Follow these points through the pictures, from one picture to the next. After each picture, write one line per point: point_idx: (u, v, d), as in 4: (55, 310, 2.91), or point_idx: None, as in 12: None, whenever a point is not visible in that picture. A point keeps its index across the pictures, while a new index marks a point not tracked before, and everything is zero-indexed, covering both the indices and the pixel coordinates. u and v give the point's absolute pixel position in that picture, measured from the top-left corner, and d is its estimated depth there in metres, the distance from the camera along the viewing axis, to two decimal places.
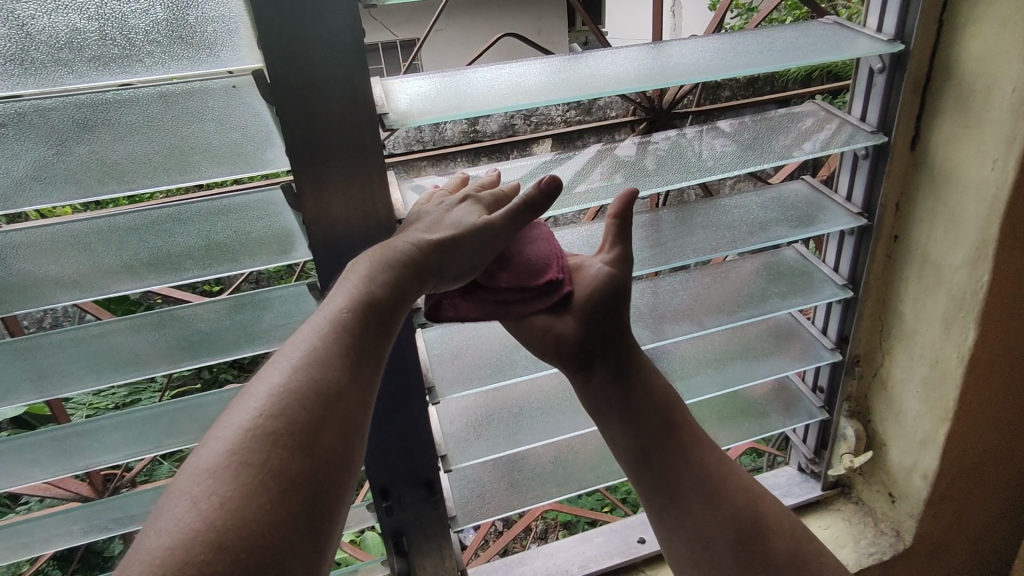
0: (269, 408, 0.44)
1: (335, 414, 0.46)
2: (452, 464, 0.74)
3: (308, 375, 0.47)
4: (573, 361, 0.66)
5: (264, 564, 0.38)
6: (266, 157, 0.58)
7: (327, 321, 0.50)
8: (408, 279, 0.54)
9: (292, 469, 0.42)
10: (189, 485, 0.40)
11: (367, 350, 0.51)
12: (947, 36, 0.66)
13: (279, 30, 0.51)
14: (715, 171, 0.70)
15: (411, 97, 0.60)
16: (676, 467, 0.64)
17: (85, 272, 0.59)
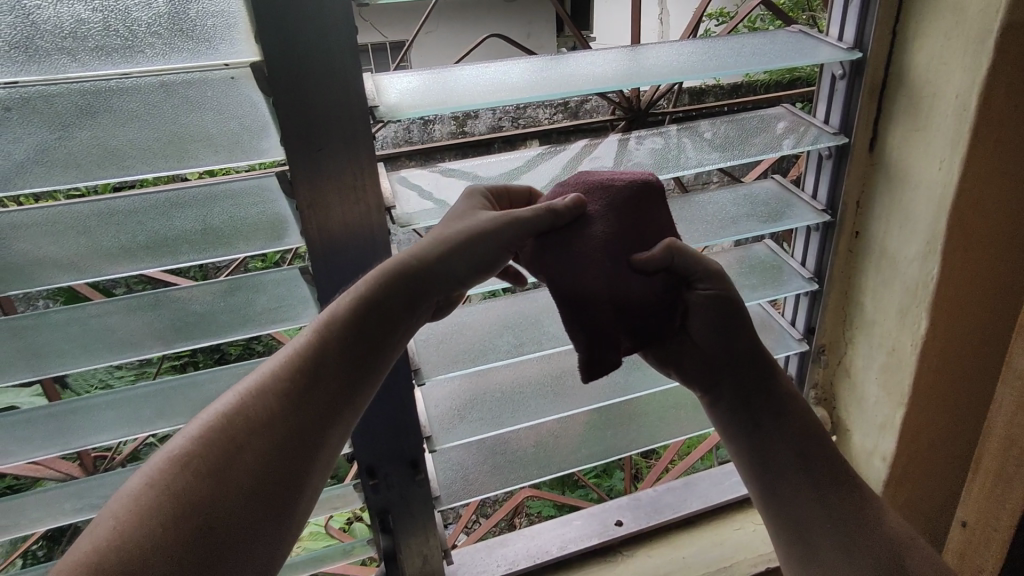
0: (205, 434, 0.52)
1: (280, 422, 0.54)
2: (436, 445, 0.78)
3: (251, 409, 0.54)
4: (703, 379, 0.72)
5: (198, 524, 0.47)
6: (261, 146, 0.61)
7: (279, 358, 0.58)
8: (377, 291, 0.58)
9: (204, 490, 0.49)
10: (113, 501, 0.48)
11: (322, 364, 0.58)
12: (901, 45, 0.71)
13: (274, 25, 0.54)
14: (691, 165, 0.74)
15: (401, 92, 0.63)
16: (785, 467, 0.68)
17: (83, 254, 0.61)
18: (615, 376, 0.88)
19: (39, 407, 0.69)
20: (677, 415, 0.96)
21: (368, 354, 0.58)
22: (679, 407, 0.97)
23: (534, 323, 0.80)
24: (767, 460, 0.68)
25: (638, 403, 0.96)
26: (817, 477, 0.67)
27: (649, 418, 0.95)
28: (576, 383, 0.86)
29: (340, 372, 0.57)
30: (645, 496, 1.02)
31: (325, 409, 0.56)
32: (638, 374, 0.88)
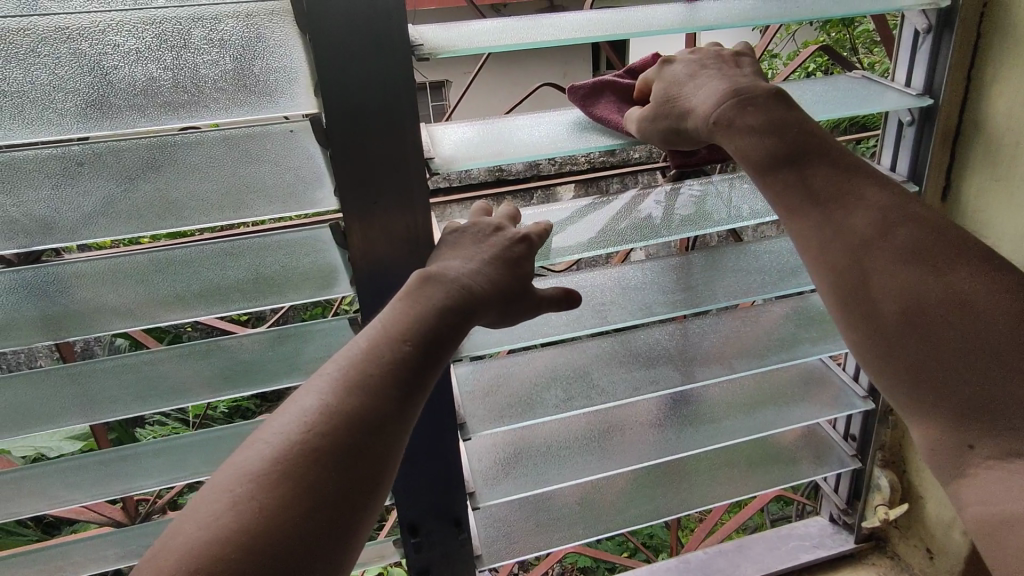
0: (315, 426, 0.46)
1: (382, 413, 0.47)
2: (480, 502, 0.74)
3: (357, 401, 0.47)
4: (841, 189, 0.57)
5: (310, 524, 0.42)
6: (316, 197, 0.61)
7: (374, 343, 0.50)
8: (463, 306, 0.55)
9: (326, 488, 0.44)
10: (229, 484, 0.43)
11: (422, 362, 0.51)
12: (977, 91, 0.67)
13: (335, 80, 0.54)
14: (715, 223, 0.74)
15: (454, 143, 0.63)
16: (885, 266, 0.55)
17: (141, 302, 0.62)
18: (666, 432, 0.84)
19: (90, 454, 0.69)
20: (730, 474, 0.91)
21: (453, 349, 0.53)
22: (732, 465, 0.91)
23: (583, 377, 0.77)
24: (880, 299, 0.55)
25: (689, 460, 0.91)
26: (966, 306, 0.53)
27: (701, 476, 0.90)
28: (624, 439, 0.82)
29: (422, 358, 0.51)
30: (696, 559, 0.96)
31: (413, 399, 0.50)
32: (689, 431, 0.84)
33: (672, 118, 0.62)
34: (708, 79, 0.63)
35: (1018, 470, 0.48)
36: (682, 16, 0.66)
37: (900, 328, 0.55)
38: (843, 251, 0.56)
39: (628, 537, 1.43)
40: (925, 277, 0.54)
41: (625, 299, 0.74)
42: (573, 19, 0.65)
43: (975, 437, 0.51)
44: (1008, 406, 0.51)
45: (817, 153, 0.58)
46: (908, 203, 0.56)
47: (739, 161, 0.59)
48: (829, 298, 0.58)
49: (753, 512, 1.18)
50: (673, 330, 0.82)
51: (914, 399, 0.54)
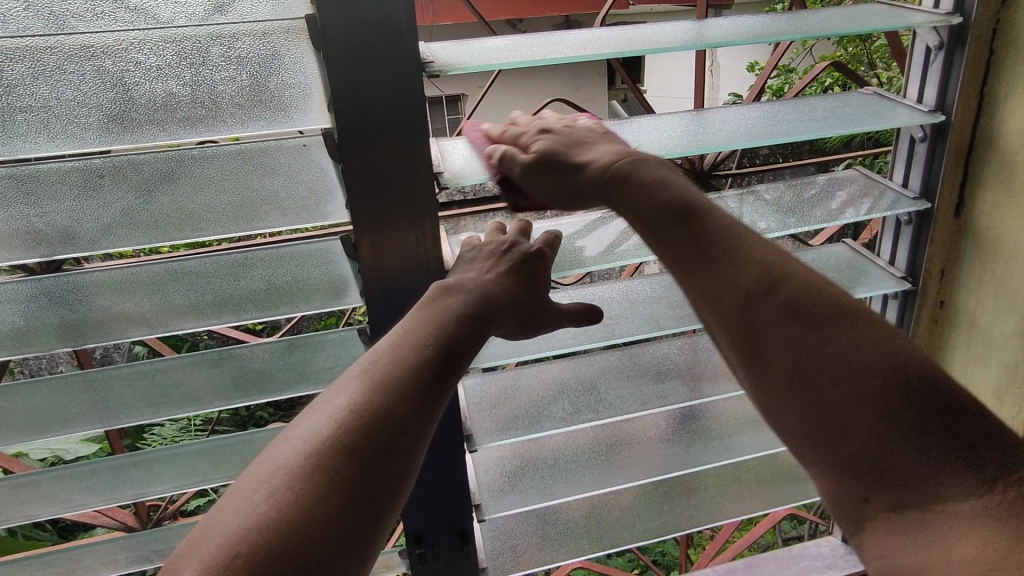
0: (344, 425, 0.47)
1: (407, 412, 0.49)
2: (486, 514, 0.75)
3: (383, 402, 0.48)
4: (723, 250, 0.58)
5: (341, 516, 0.43)
6: (327, 209, 0.62)
7: (397, 349, 0.52)
8: (482, 315, 0.57)
9: (355, 484, 0.44)
10: (269, 474, 0.44)
11: (443, 365, 0.52)
12: (990, 108, 0.67)
13: (348, 97, 0.55)
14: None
15: (464, 158, 0.64)
16: (771, 326, 0.55)
17: (156, 311, 0.63)
18: (674, 448, 0.83)
19: (103, 458, 0.71)
20: (740, 491, 0.90)
21: (469, 358, 0.55)
22: (742, 483, 0.90)
23: (591, 390, 0.77)
24: (772, 356, 0.55)
25: (698, 476, 0.90)
26: (851, 357, 0.51)
27: (709, 493, 0.89)
28: (631, 453, 0.82)
29: (442, 362, 0.52)
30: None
31: (434, 400, 0.51)
32: (697, 447, 0.83)
33: (550, 174, 0.63)
34: (597, 143, 0.66)
35: (911, 525, 0.47)
36: (691, 33, 0.67)
37: (791, 384, 0.54)
38: (731, 310, 0.56)
39: (637, 556, 1.41)
40: (806, 331, 0.53)
41: (632, 313, 0.75)
42: (583, 36, 0.65)
43: (871, 490, 0.50)
44: (897, 460, 0.49)
45: (702, 209, 0.60)
46: (790, 262, 0.56)
47: (635, 222, 0.62)
48: (733, 354, 0.58)
49: (764, 531, 1.16)
50: (682, 345, 0.82)
51: (813, 457, 0.53)
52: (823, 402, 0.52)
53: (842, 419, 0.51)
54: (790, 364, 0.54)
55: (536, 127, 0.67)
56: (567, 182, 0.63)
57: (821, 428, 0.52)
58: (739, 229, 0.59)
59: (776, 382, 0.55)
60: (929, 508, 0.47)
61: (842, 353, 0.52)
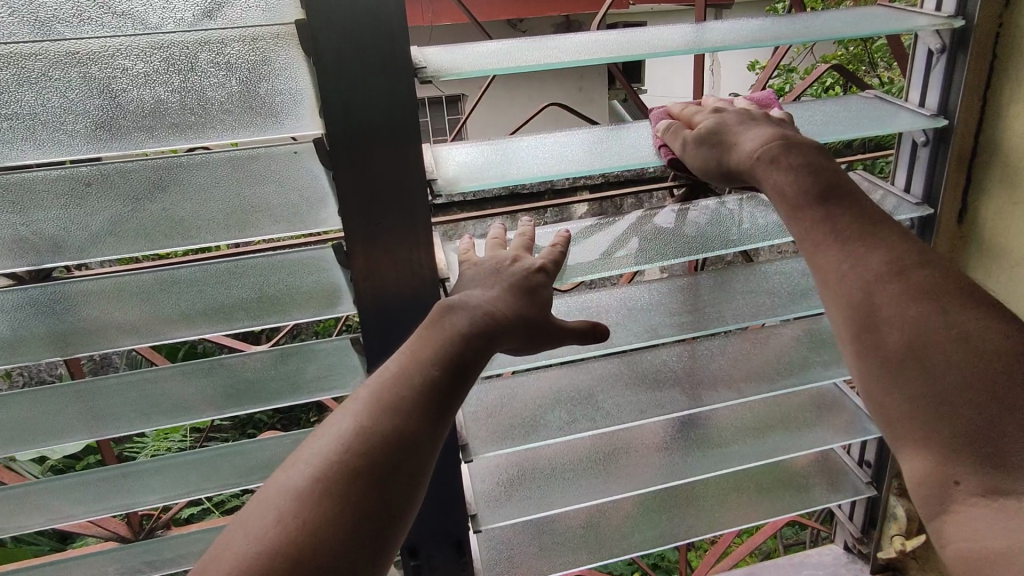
0: (351, 447, 0.42)
1: (416, 433, 0.44)
2: (482, 525, 0.73)
3: (392, 423, 0.43)
4: (856, 222, 0.53)
5: (347, 546, 0.38)
6: (320, 217, 0.61)
7: (403, 368, 0.46)
8: (497, 326, 0.51)
9: (366, 509, 0.40)
10: (275, 499, 0.39)
11: (454, 381, 0.47)
12: (993, 112, 0.66)
13: (339, 103, 0.54)
14: (724, 243, 0.73)
15: (459, 164, 0.63)
16: (891, 294, 0.50)
17: (145, 320, 0.62)
18: (673, 456, 0.82)
19: (93, 470, 0.70)
20: (740, 500, 0.89)
21: (479, 371, 0.49)
22: (743, 491, 0.89)
23: (588, 399, 0.76)
24: (886, 331, 0.50)
25: (698, 485, 0.89)
26: (974, 344, 0.47)
27: (709, 501, 0.88)
28: (630, 462, 0.81)
29: (454, 377, 0.47)
30: None
31: (444, 418, 0.46)
32: (697, 455, 0.82)
33: (709, 150, 0.60)
34: (744, 129, 0.61)
35: (1007, 511, 0.42)
36: (689, 37, 0.65)
37: (901, 360, 0.49)
38: (853, 282, 0.51)
39: (638, 564, 1.39)
40: (936, 316, 0.49)
41: (630, 320, 0.73)
42: (580, 40, 0.64)
43: (964, 469, 0.45)
44: (1010, 447, 0.44)
45: (852, 189, 0.55)
46: (925, 247, 0.52)
47: (773, 198, 0.57)
48: (841, 330, 0.53)
49: (765, 538, 1.15)
50: (681, 352, 0.81)
51: (912, 431, 0.48)
52: (942, 377, 0.47)
53: (953, 394, 0.47)
54: (908, 338, 0.49)
55: (713, 107, 0.65)
56: (720, 163, 0.60)
57: (935, 402, 0.47)
58: (874, 213, 0.54)
59: (887, 351, 0.50)
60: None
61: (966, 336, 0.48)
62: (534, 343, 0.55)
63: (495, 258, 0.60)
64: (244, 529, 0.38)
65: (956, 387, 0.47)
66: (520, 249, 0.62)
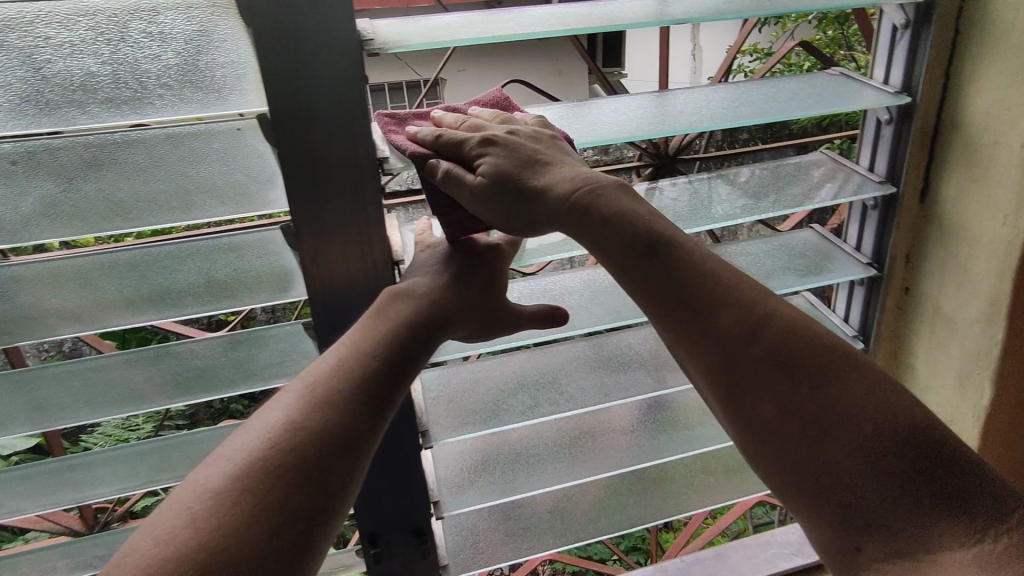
0: (280, 442, 0.41)
1: (349, 427, 0.43)
2: (445, 511, 0.73)
3: (322, 418, 0.42)
4: (665, 283, 0.50)
5: (268, 546, 0.37)
6: (269, 197, 0.59)
7: (342, 359, 0.46)
8: (438, 318, 0.51)
9: (292, 507, 0.39)
10: (193, 498, 0.38)
11: (391, 378, 0.46)
12: (955, 88, 0.65)
13: (280, 75, 0.51)
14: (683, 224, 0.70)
15: (411, 143, 0.60)
16: (751, 357, 0.48)
17: (86, 306, 0.59)
18: (639, 440, 0.81)
19: (37, 463, 0.67)
20: (707, 482, 0.89)
21: (418, 365, 0.48)
22: (710, 473, 0.89)
23: (552, 383, 0.75)
24: (761, 404, 0.47)
25: (665, 468, 0.89)
26: (840, 410, 0.45)
27: (676, 484, 0.88)
28: (597, 446, 0.80)
29: (391, 373, 0.46)
30: (672, 567, 0.95)
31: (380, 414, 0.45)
32: (662, 438, 0.82)
33: (503, 203, 0.53)
34: (553, 160, 0.55)
35: (907, 573, 0.41)
36: (652, 10, 0.63)
37: (779, 434, 0.46)
38: (712, 346, 0.49)
39: (612, 547, 1.40)
40: (798, 385, 0.47)
41: (594, 304, 0.72)
42: (538, 12, 0.61)
43: (862, 538, 0.43)
44: (888, 511, 0.43)
45: (681, 245, 0.51)
46: (749, 317, 0.48)
47: (596, 253, 0.53)
48: (713, 398, 0.50)
49: (735, 518, 1.16)
50: (647, 334, 0.80)
51: (798, 502, 0.46)
52: (814, 447, 0.45)
53: (829, 466, 0.45)
54: (780, 410, 0.47)
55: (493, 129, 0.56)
56: (546, 212, 0.54)
57: (813, 476, 0.45)
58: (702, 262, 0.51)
59: (769, 426, 0.47)
60: (922, 553, 0.42)
61: (836, 397, 0.46)
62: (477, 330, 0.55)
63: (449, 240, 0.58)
64: (172, 525, 0.37)
65: (830, 457, 0.45)
66: (476, 230, 0.61)
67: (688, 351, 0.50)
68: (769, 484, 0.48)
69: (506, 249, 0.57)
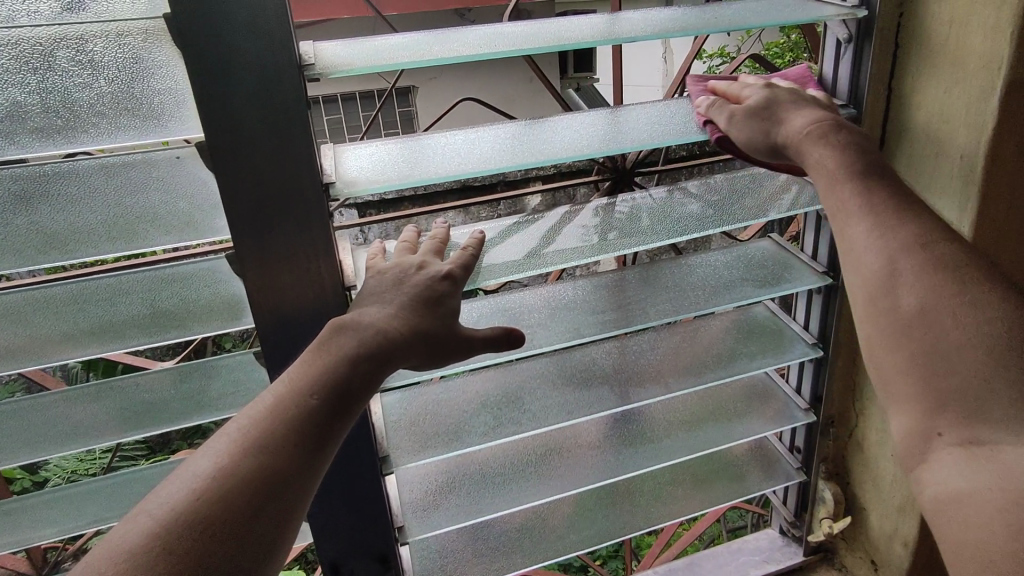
0: (206, 492, 0.40)
1: (284, 470, 0.42)
2: (410, 537, 0.72)
3: (255, 463, 0.42)
4: (858, 183, 0.53)
5: None
6: (215, 225, 0.57)
7: (277, 401, 0.45)
8: (388, 349, 0.49)
9: (217, 559, 0.38)
10: (107, 557, 0.36)
11: (331, 416, 0.45)
12: (898, 100, 0.66)
13: (216, 102, 0.50)
14: (643, 240, 0.70)
15: (362, 166, 0.59)
16: (948, 258, 0.48)
17: (24, 343, 0.57)
18: (606, 454, 0.81)
19: None
20: (676, 492, 0.89)
21: (363, 400, 0.48)
22: (678, 484, 0.90)
23: (515, 402, 0.74)
24: (901, 295, 0.48)
25: (634, 480, 0.89)
26: (987, 308, 0.45)
27: (645, 496, 0.88)
28: (563, 463, 0.80)
29: (332, 412, 0.46)
30: None
31: (319, 454, 0.44)
32: (629, 451, 0.82)
33: (758, 124, 0.60)
34: (794, 110, 0.60)
35: (980, 458, 0.41)
36: (601, 27, 0.63)
37: (916, 322, 0.47)
38: (881, 250, 0.50)
39: (588, 561, 1.39)
40: (963, 286, 0.47)
41: (555, 321, 0.72)
42: (484, 32, 0.61)
43: (949, 424, 0.43)
44: (1002, 396, 0.42)
45: (891, 170, 0.54)
46: (947, 230, 0.50)
47: (811, 165, 0.56)
48: (854, 293, 0.51)
49: (708, 525, 1.17)
50: (611, 348, 0.80)
51: (903, 385, 0.47)
52: (953, 336, 0.45)
53: (952, 354, 0.45)
54: (920, 302, 0.47)
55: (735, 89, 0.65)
56: (769, 136, 0.59)
57: (931, 363, 0.45)
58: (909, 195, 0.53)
59: (896, 317, 0.48)
60: (1006, 445, 0.40)
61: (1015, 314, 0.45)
62: (433, 358, 0.53)
63: (400, 265, 0.57)
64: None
65: (962, 349, 0.44)
66: (429, 253, 0.60)
67: (863, 247, 0.51)
68: (880, 369, 0.49)
69: (458, 274, 0.57)
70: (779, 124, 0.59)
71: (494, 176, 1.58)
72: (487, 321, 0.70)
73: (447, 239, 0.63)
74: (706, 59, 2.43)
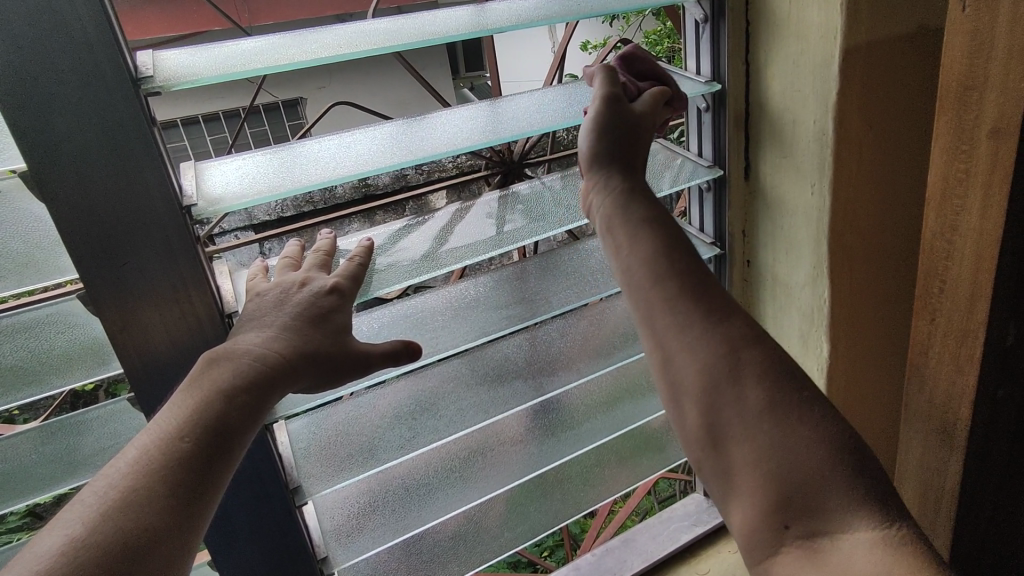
0: (57, 570, 0.35)
1: (156, 527, 0.38)
2: (334, 566, 0.70)
3: (121, 525, 0.37)
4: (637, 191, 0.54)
5: None
6: (59, 264, 0.50)
7: (141, 453, 0.41)
8: (268, 380, 0.47)
9: None
10: None
11: (207, 458, 0.42)
12: (754, 74, 0.70)
13: (34, 125, 0.44)
14: (534, 232, 0.68)
15: (225, 182, 0.55)
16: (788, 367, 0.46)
17: None
18: (531, 447, 0.81)
19: None
20: (605, 473, 0.90)
21: (246, 438, 0.45)
22: (605, 464, 0.91)
23: (430, 409, 0.72)
24: (747, 390, 0.44)
25: (561, 468, 0.89)
26: (809, 411, 0.44)
27: (573, 482, 0.89)
28: (489, 463, 0.79)
29: (207, 455, 0.42)
30: (585, 563, 0.95)
31: (196, 502, 0.41)
32: (552, 440, 0.82)
33: (629, 143, 0.57)
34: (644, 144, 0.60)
35: (821, 556, 0.40)
36: (468, 19, 0.62)
37: (761, 416, 0.44)
38: (719, 345, 0.45)
39: (532, 554, 1.39)
40: (791, 390, 0.44)
41: (462, 322, 0.70)
42: (344, 30, 0.57)
43: (791, 517, 0.42)
44: (834, 494, 0.41)
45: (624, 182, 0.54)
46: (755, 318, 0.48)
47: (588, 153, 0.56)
48: (690, 382, 0.46)
49: (641, 497, 1.21)
50: (522, 341, 0.80)
51: (746, 475, 0.44)
52: (796, 449, 0.42)
53: (791, 442, 0.43)
54: (765, 396, 0.44)
55: (655, 105, 0.61)
56: (602, 146, 0.56)
57: (778, 485, 0.42)
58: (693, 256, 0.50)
59: (755, 418, 0.44)
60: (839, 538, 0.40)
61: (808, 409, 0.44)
62: (323, 378, 0.50)
63: (281, 285, 0.54)
64: None
65: (796, 430, 0.43)
66: (311, 268, 0.56)
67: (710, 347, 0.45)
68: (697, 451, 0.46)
69: (343, 288, 0.54)
70: (618, 150, 0.57)
71: (395, 180, 1.54)
72: (389, 329, 0.68)
73: (333, 251, 0.60)
74: (595, 49, 2.51)
